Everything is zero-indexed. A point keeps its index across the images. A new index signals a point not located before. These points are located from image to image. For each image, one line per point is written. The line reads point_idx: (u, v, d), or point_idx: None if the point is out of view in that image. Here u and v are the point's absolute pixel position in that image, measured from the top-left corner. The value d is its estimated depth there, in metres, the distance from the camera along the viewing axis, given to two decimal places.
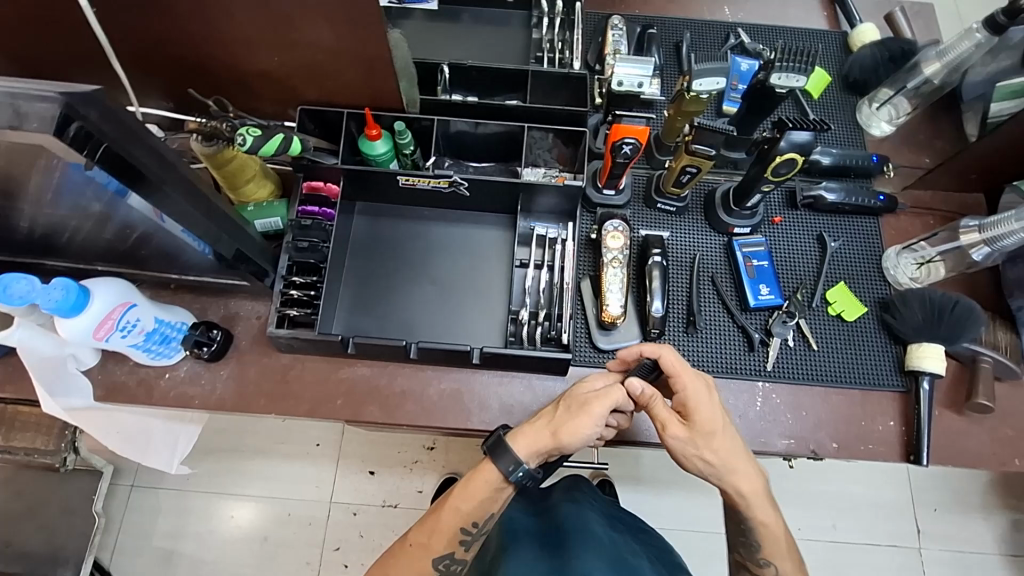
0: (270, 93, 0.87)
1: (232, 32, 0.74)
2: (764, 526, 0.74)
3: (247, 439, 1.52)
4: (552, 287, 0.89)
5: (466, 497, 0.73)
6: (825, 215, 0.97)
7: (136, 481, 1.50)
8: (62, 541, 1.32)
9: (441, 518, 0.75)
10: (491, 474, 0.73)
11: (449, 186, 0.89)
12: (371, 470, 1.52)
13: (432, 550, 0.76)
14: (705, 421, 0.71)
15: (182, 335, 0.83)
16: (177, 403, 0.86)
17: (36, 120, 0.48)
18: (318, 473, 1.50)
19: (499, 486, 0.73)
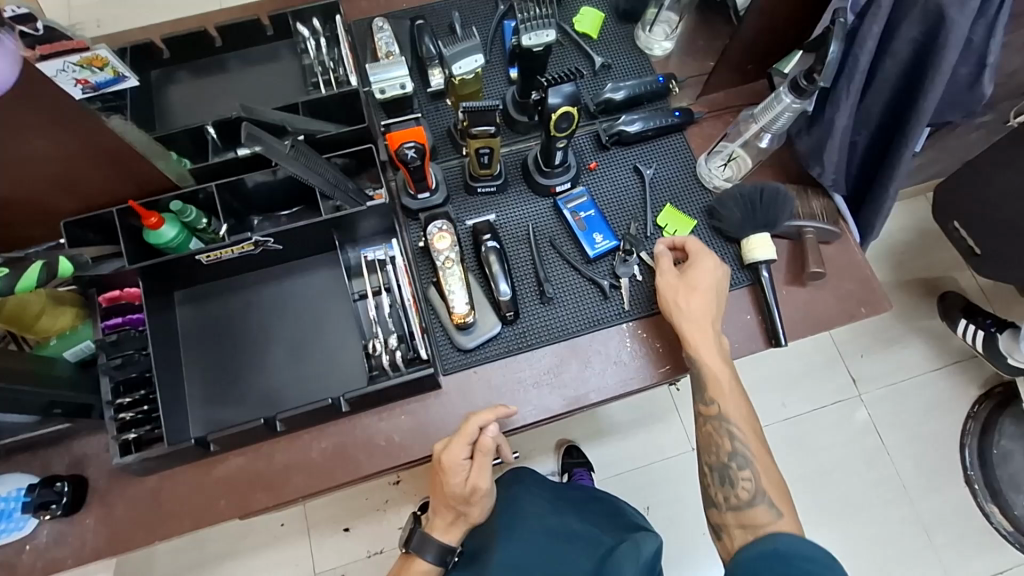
0: (27, 217, 0.80)
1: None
2: (709, 367, 0.80)
3: (202, 549, 1.44)
4: (397, 306, 0.87)
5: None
6: (634, 146, 1.00)
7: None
8: None
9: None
10: (421, 563, 0.81)
11: (256, 247, 0.84)
12: (346, 527, 1.47)
13: None
14: (694, 276, 0.83)
15: (20, 504, 0.77)
16: (51, 571, 0.79)
17: None
18: (292, 553, 1.45)
19: (432, 570, 0.82)
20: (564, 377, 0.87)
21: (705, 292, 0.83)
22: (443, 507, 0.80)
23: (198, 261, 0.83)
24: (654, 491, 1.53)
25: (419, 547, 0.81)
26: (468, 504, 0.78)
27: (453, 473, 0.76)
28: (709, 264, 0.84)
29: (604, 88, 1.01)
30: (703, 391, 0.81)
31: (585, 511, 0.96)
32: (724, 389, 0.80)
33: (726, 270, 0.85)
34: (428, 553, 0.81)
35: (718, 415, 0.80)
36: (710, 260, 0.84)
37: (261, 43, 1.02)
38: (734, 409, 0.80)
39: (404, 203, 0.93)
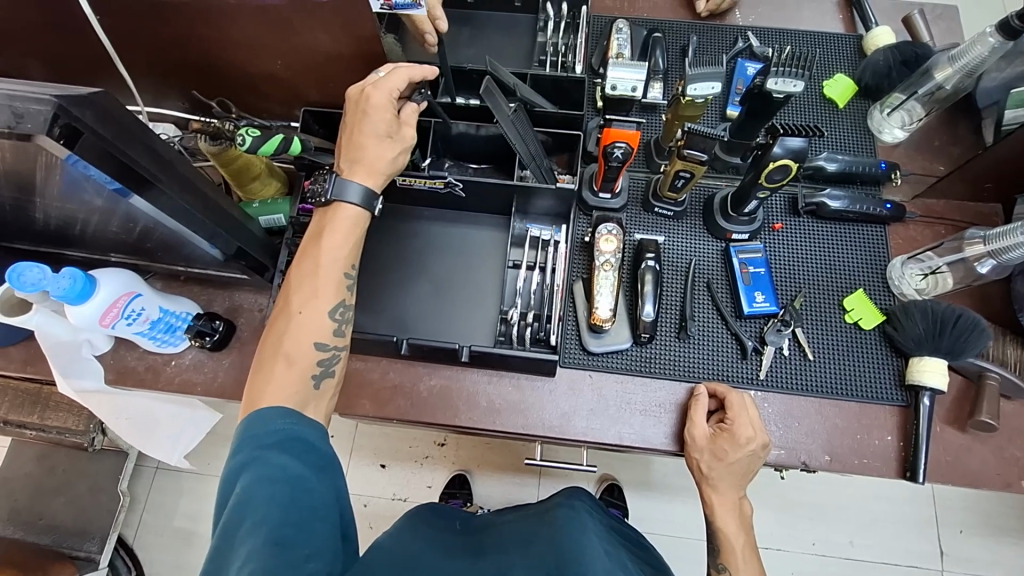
0: (277, 94, 0.91)
1: (237, 37, 0.78)
2: (723, 535, 0.80)
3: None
4: (544, 288, 0.90)
5: (335, 232, 0.76)
6: (828, 222, 0.95)
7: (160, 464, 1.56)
8: (91, 518, 1.41)
9: (328, 253, 0.75)
10: (346, 210, 0.76)
11: (444, 187, 0.90)
12: (382, 463, 1.54)
13: (297, 349, 0.72)
14: (726, 451, 0.78)
15: (185, 325, 0.88)
16: (181, 389, 0.90)
17: (29, 120, 0.51)
18: None
19: (355, 213, 0.76)
20: (673, 416, 0.86)
21: (735, 464, 0.79)
22: (364, 153, 0.75)
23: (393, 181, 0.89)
24: (685, 565, 1.46)
25: (340, 190, 0.75)
26: (393, 118, 0.76)
27: (379, 107, 0.75)
28: (744, 437, 0.78)
29: (819, 154, 0.96)
30: (717, 555, 0.81)
31: (631, 551, 0.94)
32: (739, 561, 0.80)
33: (760, 446, 0.78)
34: (353, 198, 0.75)
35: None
36: (745, 438, 0.78)
37: (508, 12, 1.09)
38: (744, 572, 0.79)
39: (583, 196, 0.95)
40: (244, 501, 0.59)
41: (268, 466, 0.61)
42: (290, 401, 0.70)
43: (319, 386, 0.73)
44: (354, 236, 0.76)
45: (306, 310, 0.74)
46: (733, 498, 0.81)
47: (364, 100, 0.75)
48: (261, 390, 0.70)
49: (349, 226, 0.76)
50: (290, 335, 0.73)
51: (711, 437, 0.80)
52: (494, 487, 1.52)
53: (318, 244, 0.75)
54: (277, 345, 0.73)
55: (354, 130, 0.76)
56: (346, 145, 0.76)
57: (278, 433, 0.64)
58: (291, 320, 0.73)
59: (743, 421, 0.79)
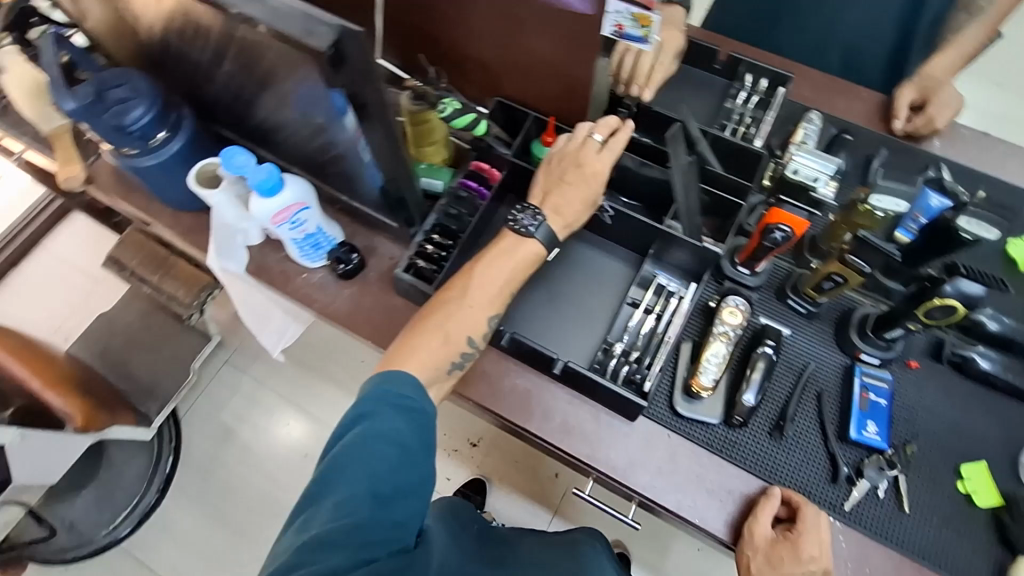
0: (478, 79, 0.99)
1: (470, 19, 0.86)
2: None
3: (325, 361, 1.72)
4: (654, 335, 0.90)
5: (517, 257, 0.86)
6: (969, 380, 0.88)
7: (228, 359, 1.75)
8: (159, 381, 1.63)
9: (509, 273, 0.85)
10: (532, 246, 0.86)
11: (594, 210, 0.94)
12: None
13: (449, 335, 0.83)
14: (782, 559, 0.77)
15: (329, 246, 0.96)
16: (301, 300, 0.99)
17: (316, 37, 0.59)
18: None
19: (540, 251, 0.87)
20: (736, 508, 0.83)
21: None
22: (565, 204, 0.86)
23: None
24: None
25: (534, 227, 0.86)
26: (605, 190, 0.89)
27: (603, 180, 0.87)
28: (806, 555, 0.77)
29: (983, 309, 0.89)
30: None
31: None
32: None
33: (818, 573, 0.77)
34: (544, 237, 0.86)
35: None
36: (807, 557, 0.77)
37: (706, 70, 1.11)
38: None
39: (721, 265, 0.93)
40: (359, 449, 0.70)
41: (378, 435, 0.70)
42: (427, 373, 0.81)
43: (450, 372, 0.84)
44: (529, 269, 0.87)
45: (471, 308, 0.84)
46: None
47: (595, 170, 0.87)
48: (410, 352, 0.82)
49: (532, 257, 0.86)
50: (451, 321, 0.83)
51: (772, 542, 0.78)
52: (511, 504, 1.52)
53: (503, 259, 0.85)
54: (438, 324, 0.83)
55: (574, 192, 0.86)
56: (551, 189, 0.87)
57: (404, 399, 0.74)
58: (459, 309, 0.83)
59: (810, 541, 0.78)
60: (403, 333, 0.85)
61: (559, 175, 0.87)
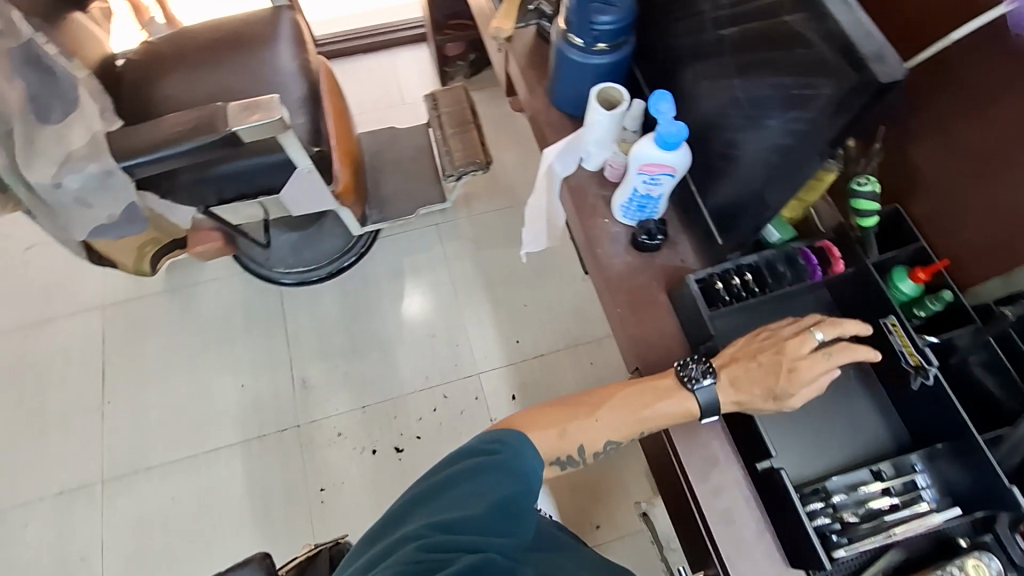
0: (887, 180, 0.95)
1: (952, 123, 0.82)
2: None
3: (507, 288, 1.98)
4: (875, 517, 0.80)
5: (656, 406, 0.87)
6: None
7: (440, 226, 2.07)
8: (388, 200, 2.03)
9: (647, 416, 0.87)
10: (686, 402, 0.87)
11: (911, 367, 0.84)
12: (511, 398, 1.83)
13: (569, 439, 0.87)
14: None
15: (648, 215, 1.02)
16: (590, 237, 1.05)
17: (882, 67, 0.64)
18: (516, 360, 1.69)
19: (690, 412, 0.87)
20: None
21: None
22: (744, 381, 0.85)
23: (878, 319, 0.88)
24: None
25: (700, 382, 0.86)
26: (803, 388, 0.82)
27: (803, 378, 0.82)
28: None
29: None
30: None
31: None
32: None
33: None
34: (704, 397, 0.86)
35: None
36: None
37: None
38: None
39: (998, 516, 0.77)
40: (478, 477, 0.76)
41: (491, 460, 0.78)
42: (547, 449, 0.87)
43: (557, 467, 0.89)
44: (668, 421, 0.88)
45: (601, 422, 0.88)
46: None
47: (791, 367, 0.83)
48: (531, 426, 0.88)
49: (683, 413, 0.87)
50: (580, 424, 0.88)
51: None
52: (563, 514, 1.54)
53: (640, 406, 0.88)
54: (562, 423, 0.88)
55: (759, 373, 0.84)
56: (727, 360, 0.87)
57: (525, 457, 0.80)
58: (586, 421, 0.88)
59: None
60: (533, 407, 0.92)
61: (746, 351, 0.87)
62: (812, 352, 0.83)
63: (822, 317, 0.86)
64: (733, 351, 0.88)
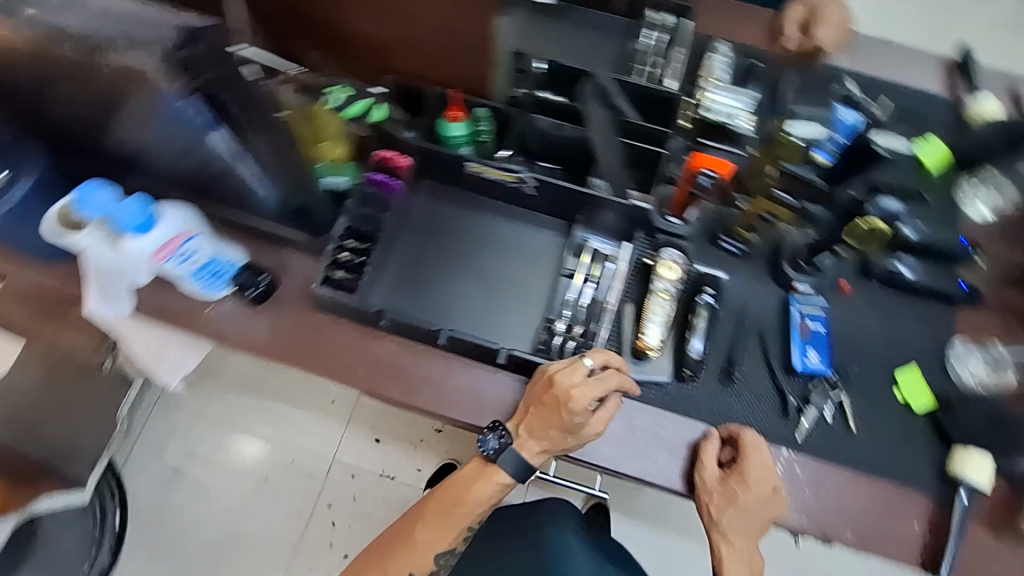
0: (369, 58, 0.90)
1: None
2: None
3: None
4: (594, 303, 0.88)
5: (474, 497, 0.84)
6: (896, 292, 0.91)
7: None
8: None
9: (467, 508, 0.84)
10: (500, 475, 0.84)
11: (514, 182, 0.88)
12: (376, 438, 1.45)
13: (405, 566, 0.84)
14: (736, 494, 0.78)
15: (232, 272, 0.85)
16: (212, 337, 0.87)
17: None
18: (326, 431, 1.45)
19: (508, 482, 0.84)
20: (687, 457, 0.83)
21: (743, 512, 0.79)
22: (536, 432, 0.81)
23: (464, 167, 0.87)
24: None
25: (497, 450, 0.82)
26: (590, 416, 0.78)
27: (577, 408, 0.76)
28: (760, 491, 0.78)
29: (903, 219, 0.90)
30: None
31: None
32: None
33: (773, 501, 0.79)
34: (510, 466, 0.82)
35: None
36: (766, 490, 0.79)
37: None
38: None
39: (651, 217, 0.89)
40: None
41: None
42: None
43: None
44: (492, 500, 0.85)
45: (423, 541, 0.85)
46: (742, 545, 0.80)
47: (566, 399, 0.77)
48: None
49: (495, 491, 0.84)
50: (403, 555, 0.84)
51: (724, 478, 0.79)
52: None
53: (457, 506, 0.84)
54: (387, 560, 0.85)
55: (545, 416, 0.79)
56: (523, 413, 0.82)
57: None
58: (407, 548, 0.85)
59: (756, 461, 0.79)
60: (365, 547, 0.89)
61: (530, 401, 0.81)
62: (585, 377, 0.79)
63: (603, 350, 0.82)
64: (526, 393, 0.82)
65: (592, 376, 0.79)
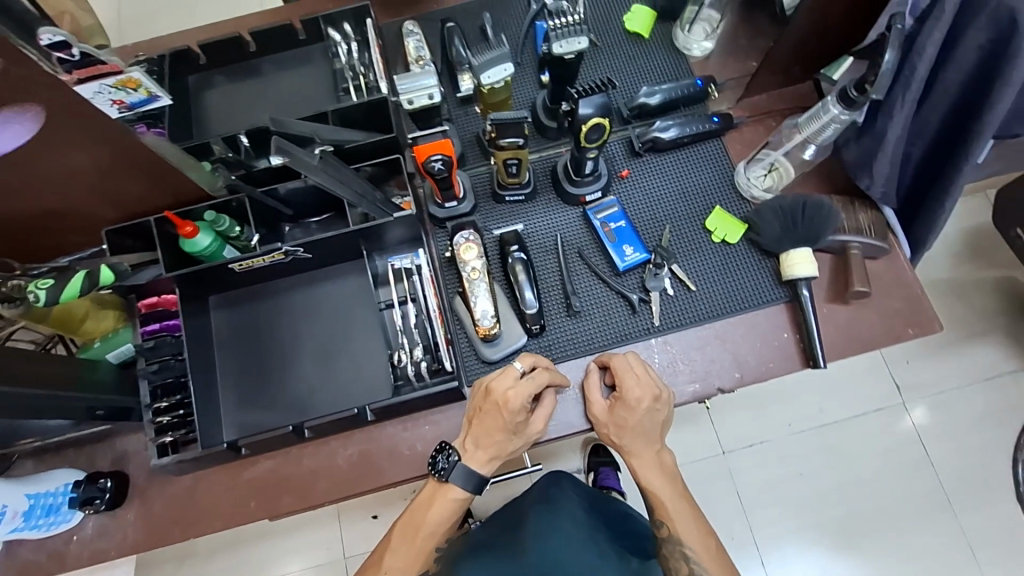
0: (70, 227, 0.81)
1: (13, 184, 0.69)
2: (654, 495, 0.82)
3: None
4: (423, 317, 0.87)
5: (435, 512, 0.81)
6: (668, 152, 0.96)
7: None
8: None
9: (428, 527, 0.81)
10: (454, 491, 0.81)
11: (286, 256, 0.85)
12: (374, 513, 1.49)
13: None
14: (625, 416, 0.80)
15: (67, 498, 0.81)
16: (94, 561, 0.83)
17: None
18: (322, 536, 1.48)
19: (464, 497, 0.81)
20: (577, 399, 0.86)
21: (634, 427, 0.81)
22: (484, 442, 0.79)
23: (231, 269, 0.84)
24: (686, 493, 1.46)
25: (449, 471, 0.80)
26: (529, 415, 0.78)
27: (516, 410, 0.76)
28: (639, 403, 0.79)
29: (639, 92, 0.97)
30: (655, 514, 0.83)
31: (609, 526, 0.96)
32: (671, 513, 0.82)
33: (660, 407, 0.80)
34: (463, 482, 0.80)
35: (670, 539, 0.81)
36: (646, 401, 0.79)
37: (293, 47, 1.02)
38: (680, 525, 0.81)
39: (431, 211, 0.92)
40: None
41: None
42: None
43: None
44: (453, 516, 0.82)
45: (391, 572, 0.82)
46: (650, 453, 0.83)
47: (503, 403, 0.76)
48: None
49: (453, 510, 0.81)
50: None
51: (609, 407, 0.81)
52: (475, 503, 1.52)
53: (420, 525, 0.82)
54: None
55: (488, 423, 0.78)
56: (471, 425, 0.80)
57: None
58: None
59: (631, 383, 0.79)
60: None
61: (476, 412, 0.79)
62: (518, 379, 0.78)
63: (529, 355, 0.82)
64: (472, 406, 0.80)
65: (524, 376, 0.79)
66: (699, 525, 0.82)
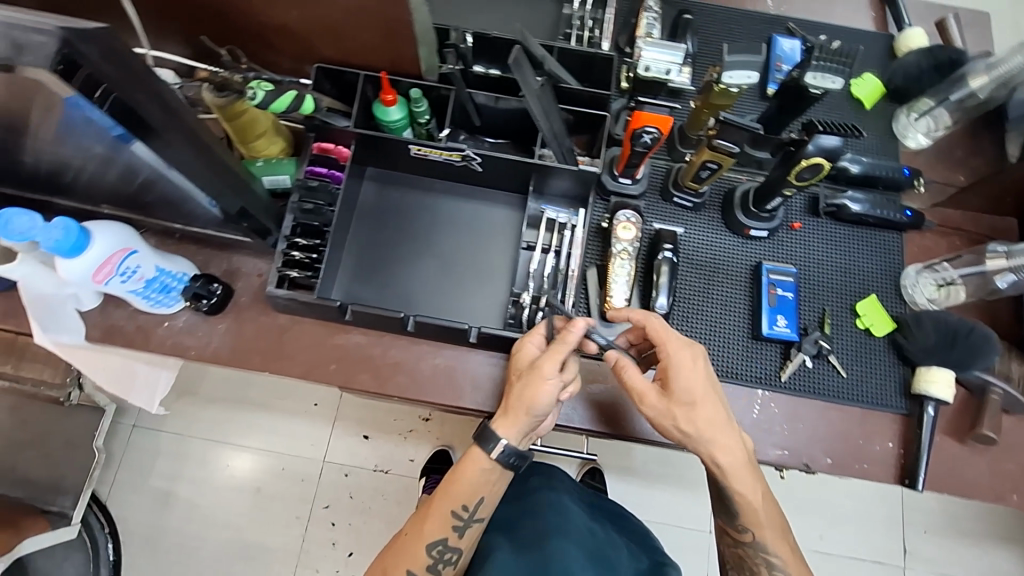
0: (289, 47, 0.83)
1: None
2: (742, 496, 0.72)
3: None
4: (558, 272, 0.87)
5: (457, 477, 0.73)
6: (846, 225, 0.94)
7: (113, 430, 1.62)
8: None
9: (440, 500, 0.73)
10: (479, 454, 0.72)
11: (461, 160, 0.86)
12: (365, 434, 1.49)
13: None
14: (685, 389, 0.71)
15: (182, 286, 0.83)
16: (172, 352, 0.86)
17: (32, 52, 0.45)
18: (312, 431, 1.49)
19: (493, 467, 0.72)
20: None
21: (706, 400, 0.71)
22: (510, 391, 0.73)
23: (408, 150, 0.85)
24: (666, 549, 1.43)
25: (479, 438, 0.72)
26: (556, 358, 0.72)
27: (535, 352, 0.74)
28: (685, 361, 0.72)
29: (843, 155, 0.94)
30: (736, 515, 0.74)
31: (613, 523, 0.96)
32: (761, 519, 0.73)
33: (696, 373, 0.71)
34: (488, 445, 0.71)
35: (754, 544, 0.74)
36: (688, 364, 0.72)
37: None
38: (765, 527, 0.73)
39: (602, 179, 0.92)
40: None
41: None
42: None
43: None
44: (480, 487, 0.73)
45: (410, 535, 0.74)
46: (731, 439, 0.71)
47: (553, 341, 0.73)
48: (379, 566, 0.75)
49: (485, 476, 0.72)
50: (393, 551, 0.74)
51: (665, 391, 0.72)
52: None
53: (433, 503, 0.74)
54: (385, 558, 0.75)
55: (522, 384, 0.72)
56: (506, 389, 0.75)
57: None
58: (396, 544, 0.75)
59: (675, 346, 0.72)
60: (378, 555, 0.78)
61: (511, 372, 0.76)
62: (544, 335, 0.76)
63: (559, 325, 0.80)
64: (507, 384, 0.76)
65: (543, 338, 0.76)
66: (785, 532, 0.74)
